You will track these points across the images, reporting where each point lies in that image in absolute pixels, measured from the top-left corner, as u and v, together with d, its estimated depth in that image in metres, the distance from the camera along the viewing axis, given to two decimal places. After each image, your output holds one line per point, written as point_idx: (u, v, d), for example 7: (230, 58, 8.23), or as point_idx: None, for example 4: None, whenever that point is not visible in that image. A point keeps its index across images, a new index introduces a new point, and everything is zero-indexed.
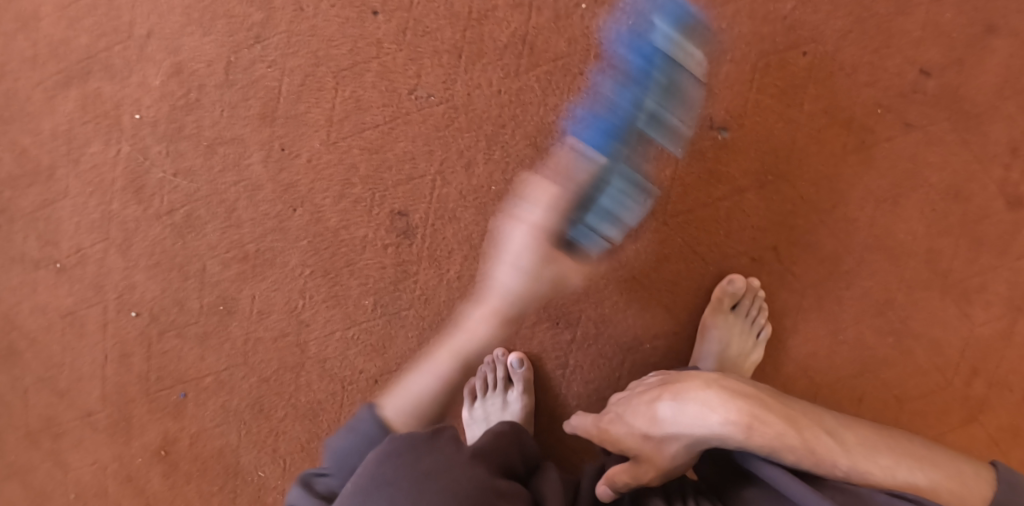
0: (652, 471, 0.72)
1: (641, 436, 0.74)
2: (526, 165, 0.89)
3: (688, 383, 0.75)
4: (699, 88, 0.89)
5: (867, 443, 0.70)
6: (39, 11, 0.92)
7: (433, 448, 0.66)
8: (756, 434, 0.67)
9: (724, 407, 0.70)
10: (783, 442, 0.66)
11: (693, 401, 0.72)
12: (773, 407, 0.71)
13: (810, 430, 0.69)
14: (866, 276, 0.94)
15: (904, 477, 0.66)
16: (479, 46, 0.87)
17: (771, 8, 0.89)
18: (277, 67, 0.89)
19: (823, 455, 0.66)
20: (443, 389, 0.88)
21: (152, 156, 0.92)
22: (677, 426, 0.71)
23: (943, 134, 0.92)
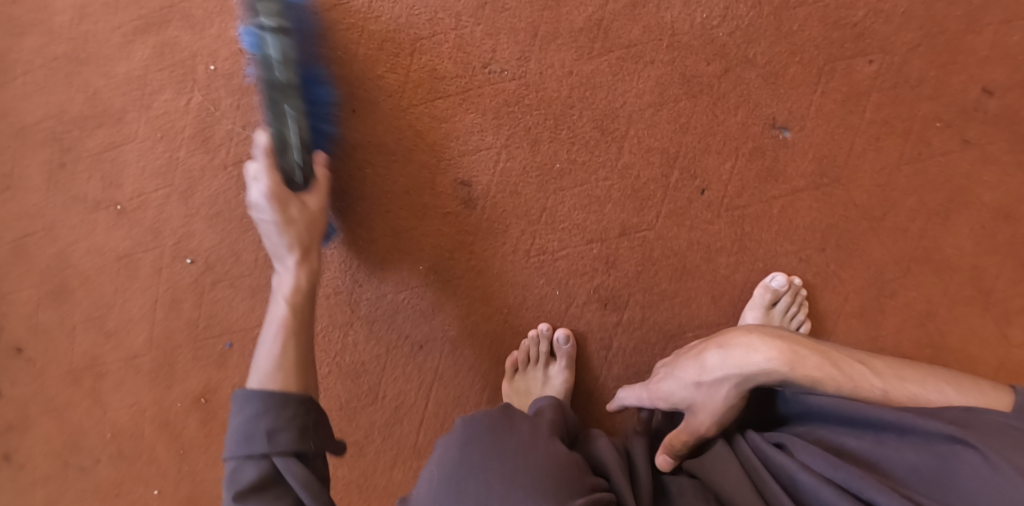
0: (707, 419, 0.74)
1: (693, 387, 0.76)
2: (591, 146, 0.89)
3: (731, 333, 0.76)
4: (767, 86, 0.90)
5: (895, 366, 0.72)
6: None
7: (513, 427, 0.69)
8: (797, 366, 0.70)
9: (767, 345, 0.71)
10: (823, 372, 0.69)
11: (735, 346, 0.73)
12: (805, 342, 0.73)
13: (844, 359, 0.71)
14: (911, 286, 0.96)
15: (936, 394, 0.67)
16: (556, 26, 0.88)
17: (843, 15, 0.91)
18: (356, 30, 0.89)
19: (861, 379, 0.69)
20: (289, 347, 0.78)
21: (223, 107, 0.94)
22: (725, 370, 0.73)
23: (1000, 153, 0.96)
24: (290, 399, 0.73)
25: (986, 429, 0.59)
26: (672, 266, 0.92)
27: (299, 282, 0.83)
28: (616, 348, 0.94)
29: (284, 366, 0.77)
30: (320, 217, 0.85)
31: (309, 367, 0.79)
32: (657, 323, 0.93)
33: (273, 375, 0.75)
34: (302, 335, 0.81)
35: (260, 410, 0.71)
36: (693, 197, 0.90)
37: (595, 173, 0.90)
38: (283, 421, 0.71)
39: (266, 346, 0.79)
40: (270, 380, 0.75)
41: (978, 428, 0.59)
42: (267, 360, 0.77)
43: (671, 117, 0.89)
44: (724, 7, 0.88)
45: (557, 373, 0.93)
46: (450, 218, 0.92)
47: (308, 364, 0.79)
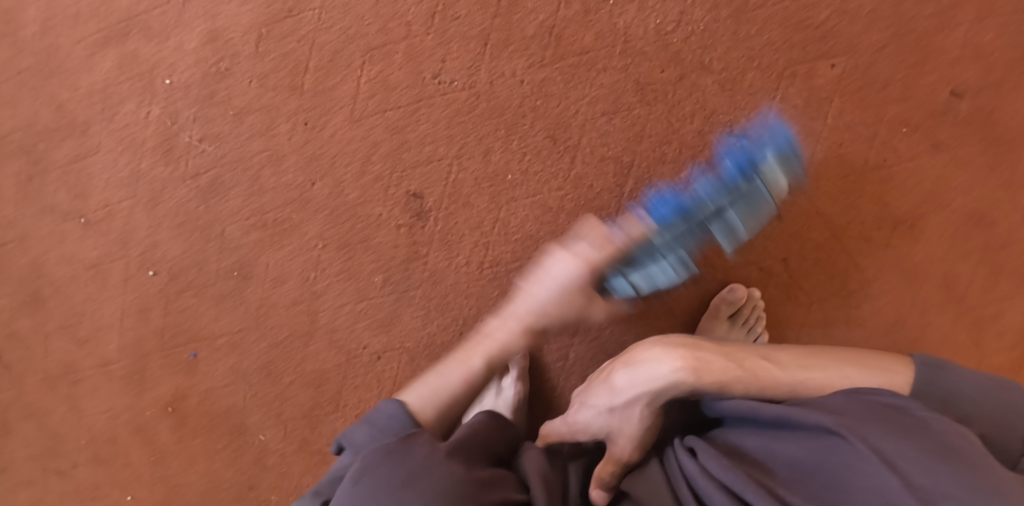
0: (627, 444, 0.79)
1: (610, 412, 0.81)
2: (543, 156, 0.88)
3: (639, 347, 0.80)
4: (724, 93, 0.89)
5: (800, 357, 0.75)
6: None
7: (408, 449, 0.66)
8: (703, 375, 0.73)
9: (670, 358, 0.75)
10: (728, 376, 0.73)
11: (642, 362, 0.78)
12: (708, 346, 0.77)
13: (746, 358, 0.75)
14: (877, 294, 0.95)
15: (843, 378, 0.72)
16: (507, 34, 0.86)
17: (804, 17, 0.88)
18: (308, 42, 0.89)
19: (763, 376, 0.73)
20: (465, 388, 0.81)
21: (182, 120, 0.94)
22: (636, 389, 0.77)
23: (972, 157, 0.94)
24: None
25: (859, 416, 0.61)
26: None
27: (509, 345, 0.85)
28: (573, 359, 0.95)
29: (437, 403, 0.78)
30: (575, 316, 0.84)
31: (460, 413, 0.80)
32: (614, 334, 0.94)
33: (426, 408, 0.76)
34: (478, 383, 0.83)
35: (381, 440, 0.70)
36: None
37: (547, 184, 0.89)
38: (397, 458, 0.70)
39: (422, 383, 0.80)
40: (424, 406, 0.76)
41: (854, 416, 0.61)
42: (432, 391, 0.79)
43: (624, 126, 0.88)
44: (679, 13, 0.87)
45: (510, 385, 0.94)
46: (403, 230, 0.92)
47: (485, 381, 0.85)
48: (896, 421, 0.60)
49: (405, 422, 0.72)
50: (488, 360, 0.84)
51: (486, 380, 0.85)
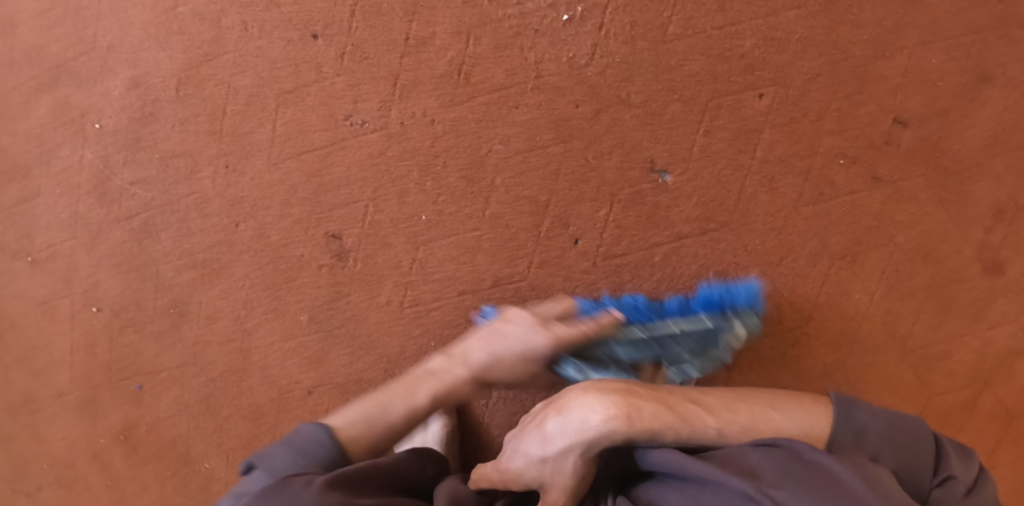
0: (560, 494, 0.71)
1: (540, 462, 0.72)
2: (457, 197, 0.88)
3: (569, 393, 0.73)
4: (644, 127, 0.84)
5: (725, 399, 0.71)
6: (17, 10, 0.90)
7: (284, 486, 0.60)
8: (636, 421, 0.67)
9: (602, 405, 0.68)
10: (660, 422, 0.67)
11: (573, 409, 0.70)
12: (641, 390, 0.70)
13: (676, 402, 0.69)
14: (811, 333, 0.92)
15: (766, 423, 0.68)
16: (416, 74, 0.85)
17: (729, 45, 0.82)
18: (225, 86, 0.90)
19: (693, 420, 0.67)
20: (405, 416, 0.75)
21: (113, 164, 0.95)
22: (567, 439, 0.69)
23: (917, 191, 0.89)
24: (347, 462, 0.68)
25: (782, 479, 0.57)
26: None
27: (454, 384, 0.81)
28: (496, 397, 0.95)
29: (358, 427, 0.71)
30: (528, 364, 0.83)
31: (387, 441, 0.73)
32: None
33: (344, 425, 0.71)
34: (395, 422, 0.75)
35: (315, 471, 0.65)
36: (566, 246, 0.88)
37: (462, 225, 0.88)
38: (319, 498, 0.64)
39: (343, 415, 0.74)
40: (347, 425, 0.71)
41: (767, 478, 0.57)
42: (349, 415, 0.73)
43: (538, 165, 0.86)
44: (592, 45, 0.82)
45: (435, 419, 0.94)
46: (324, 271, 0.93)
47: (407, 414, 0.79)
48: (806, 478, 0.56)
49: (330, 450, 0.67)
50: (434, 394, 0.79)
51: (427, 409, 0.79)
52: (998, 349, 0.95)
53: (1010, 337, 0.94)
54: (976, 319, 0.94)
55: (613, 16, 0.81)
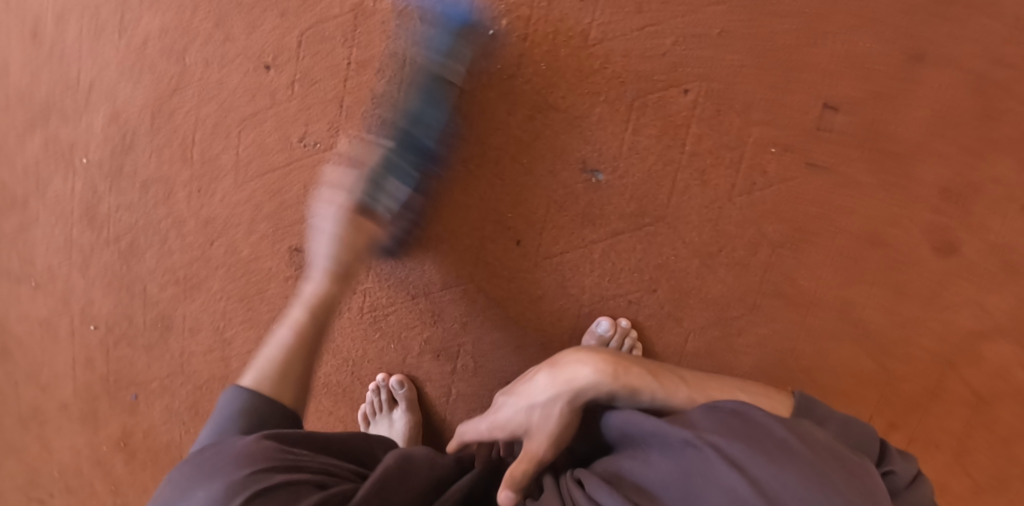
0: (542, 442, 0.69)
1: (529, 410, 0.72)
2: (405, 207, 0.93)
3: (563, 352, 0.74)
4: (571, 129, 0.89)
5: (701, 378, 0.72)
6: (8, 55, 1.00)
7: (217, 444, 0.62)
8: (621, 376, 0.68)
9: (593, 359, 0.69)
10: (643, 381, 0.68)
11: (566, 364, 0.71)
12: (630, 358, 0.72)
13: (658, 369, 0.71)
14: (761, 321, 0.94)
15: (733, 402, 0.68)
16: (359, 94, 0.92)
17: (650, 46, 0.86)
18: (193, 115, 0.97)
19: (670, 385, 0.68)
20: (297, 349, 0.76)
21: (100, 192, 1.02)
22: (556, 388, 0.70)
23: (856, 175, 0.90)
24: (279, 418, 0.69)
25: (719, 426, 0.57)
26: (498, 316, 0.96)
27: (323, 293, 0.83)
28: (455, 394, 0.99)
29: (272, 374, 0.72)
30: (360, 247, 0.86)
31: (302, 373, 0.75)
32: (490, 371, 0.98)
33: (259, 380, 0.71)
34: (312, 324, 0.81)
35: (240, 411, 0.67)
36: (508, 247, 0.93)
37: (413, 233, 0.94)
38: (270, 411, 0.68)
39: (270, 348, 0.77)
40: (264, 381, 0.71)
41: (705, 425, 0.57)
42: (264, 363, 0.74)
43: (477, 172, 0.91)
44: (518, 55, 0.87)
45: (401, 417, 0.98)
46: (292, 282, 1.00)
47: (313, 348, 0.79)
48: (742, 426, 0.56)
49: (250, 400, 0.68)
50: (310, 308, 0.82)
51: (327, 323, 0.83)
52: (958, 331, 0.96)
53: (968, 318, 0.96)
54: (931, 301, 0.95)
55: (535, 27, 0.87)
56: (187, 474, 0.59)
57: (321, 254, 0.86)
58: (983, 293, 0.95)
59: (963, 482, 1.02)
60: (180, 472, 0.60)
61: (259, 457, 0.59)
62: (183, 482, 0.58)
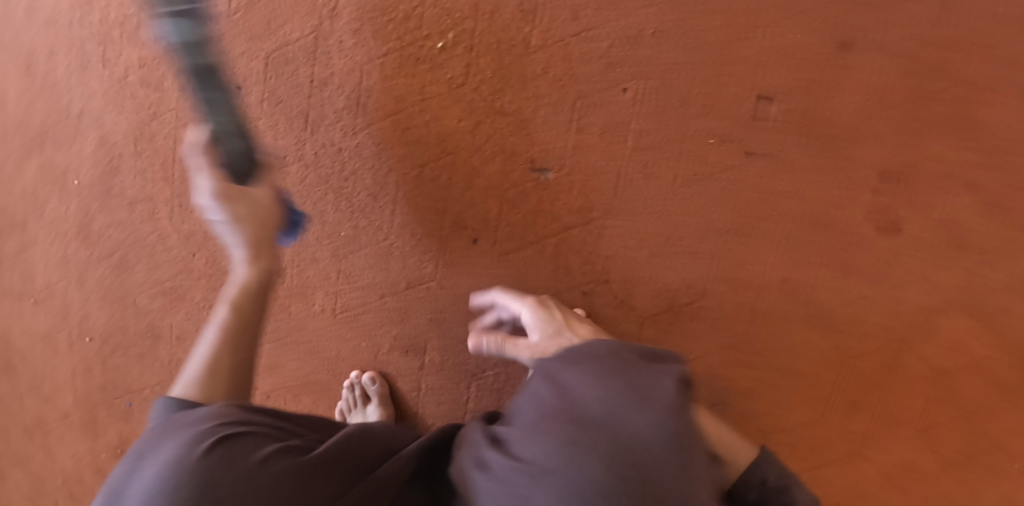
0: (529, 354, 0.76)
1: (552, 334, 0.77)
2: (368, 212, 0.99)
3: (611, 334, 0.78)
4: (518, 132, 0.94)
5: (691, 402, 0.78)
6: (7, 90, 1.09)
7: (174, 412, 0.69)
8: None
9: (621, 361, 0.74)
10: None
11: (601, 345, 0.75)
12: None
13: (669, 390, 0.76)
14: (712, 306, 0.98)
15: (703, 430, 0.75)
16: (321, 110, 0.99)
17: (587, 48, 0.92)
18: (173, 136, 1.05)
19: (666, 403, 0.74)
20: (233, 342, 0.76)
21: (91, 212, 1.10)
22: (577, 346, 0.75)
23: (795, 160, 0.94)
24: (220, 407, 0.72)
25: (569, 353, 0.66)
26: (461, 311, 1.00)
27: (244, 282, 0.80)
28: (425, 388, 1.04)
29: (204, 375, 0.73)
30: (270, 209, 0.82)
31: (244, 370, 0.76)
32: (456, 365, 1.02)
33: (190, 386, 0.72)
34: (247, 307, 0.79)
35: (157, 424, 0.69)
36: (466, 247, 0.98)
37: (376, 237, 1.00)
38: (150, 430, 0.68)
39: (202, 347, 0.76)
40: (193, 389, 0.72)
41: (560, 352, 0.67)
42: (196, 366, 0.74)
43: (433, 176, 0.97)
44: (465, 65, 0.94)
45: (374, 412, 1.02)
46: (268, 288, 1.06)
47: (251, 330, 0.79)
48: (575, 350, 0.66)
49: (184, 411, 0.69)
50: (232, 304, 0.79)
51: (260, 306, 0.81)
52: (909, 307, 0.98)
53: (918, 295, 0.98)
54: (879, 280, 0.97)
55: (480, 38, 0.93)
56: (161, 425, 0.66)
57: (231, 240, 0.80)
58: (930, 270, 0.97)
59: (926, 457, 1.02)
60: (150, 429, 0.67)
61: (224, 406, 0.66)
62: (148, 441, 0.64)
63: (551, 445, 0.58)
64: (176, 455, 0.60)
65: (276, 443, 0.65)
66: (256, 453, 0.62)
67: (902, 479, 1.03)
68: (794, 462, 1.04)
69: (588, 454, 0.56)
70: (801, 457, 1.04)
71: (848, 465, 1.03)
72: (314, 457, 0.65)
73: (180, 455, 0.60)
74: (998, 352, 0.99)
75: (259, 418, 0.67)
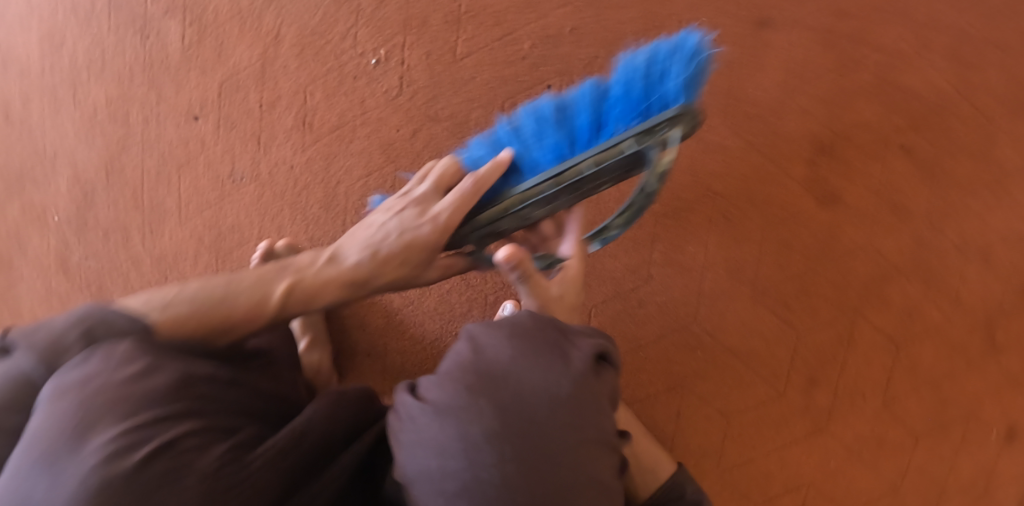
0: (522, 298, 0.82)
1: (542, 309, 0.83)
2: (321, 224, 1.03)
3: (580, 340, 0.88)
4: (454, 136, 0.98)
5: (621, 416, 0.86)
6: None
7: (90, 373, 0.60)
8: None
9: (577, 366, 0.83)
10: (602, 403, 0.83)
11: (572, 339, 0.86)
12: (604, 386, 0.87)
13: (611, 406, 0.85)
14: (659, 290, 0.99)
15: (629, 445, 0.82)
16: (271, 131, 1.04)
17: (511, 51, 0.97)
18: (139, 167, 1.11)
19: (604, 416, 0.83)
20: (199, 307, 0.71)
21: (72, 244, 1.13)
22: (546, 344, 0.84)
23: (724, 139, 0.97)
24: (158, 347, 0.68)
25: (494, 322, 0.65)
26: (414, 313, 1.01)
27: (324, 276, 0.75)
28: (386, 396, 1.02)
29: (157, 306, 0.70)
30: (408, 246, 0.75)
31: (191, 318, 0.70)
32: (415, 368, 1.01)
33: (154, 307, 0.70)
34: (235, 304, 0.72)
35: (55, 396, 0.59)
36: None
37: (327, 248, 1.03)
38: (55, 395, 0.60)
39: (232, 283, 0.74)
40: (148, 303, 0.70)
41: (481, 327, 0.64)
42: (172, 297, 0.71)
43: (379, 184, 1.01)
44: (399, 77, 0.99)
45: None
46: None
47: (210, 319, 0.71)
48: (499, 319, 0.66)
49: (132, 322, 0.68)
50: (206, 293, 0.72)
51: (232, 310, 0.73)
52: (858, 275, 0.97)
53: (867, 263, 0.96)
54: (824, 252, 0.97)
55: (412, 50, 0.99)
56: (77, 408, 0.57)
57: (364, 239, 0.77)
58: (875, 236, 0.96)
59: (898, 430, 0.97)
60: (57, 404, 0.58)
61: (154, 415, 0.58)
62: (57, 434, 0.56)
63: (451, 390, 0.58)
64: (94, 460, 0.54)
65: (211, 456, 0.58)
66: (203, 457, 0.58)
67: (872, 456, 0.98)
68: (760, 446, 0.99)
69: (481, 401, 0.56)
70: (767, 441, 0.99)
71: (814, 445, 0.98)
72: (249, 471, 0.59)
73: (98, 470, 0.54)
74: (956, 315, 0.96)
75: (197, 422, 0.60)
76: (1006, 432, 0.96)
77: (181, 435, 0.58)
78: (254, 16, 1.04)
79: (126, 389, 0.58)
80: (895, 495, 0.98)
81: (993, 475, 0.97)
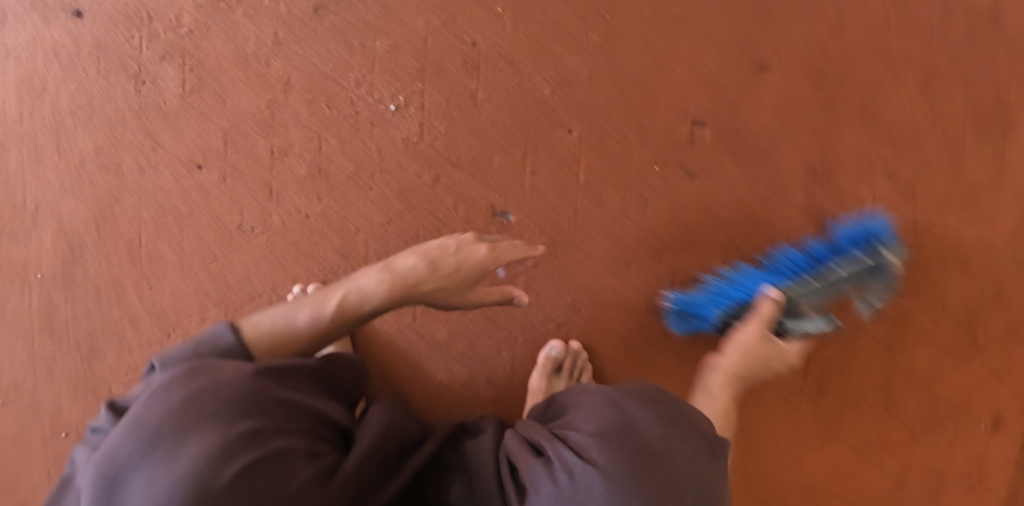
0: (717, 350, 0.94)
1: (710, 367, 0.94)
2: (340, 273, 1.02)
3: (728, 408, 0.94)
4: (475, 180, 1.00)
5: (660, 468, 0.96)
6: None
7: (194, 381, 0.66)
8: None
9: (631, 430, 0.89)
10: None
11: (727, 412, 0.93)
12: None
13: None
14: (678, 320, 1.04)
15: None
16: (282, 180, 1.02)
17: (530, 97, 0.99)
18: (134, 219, 1.05)
19: None
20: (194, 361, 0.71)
21: (57, 303, 1.09)
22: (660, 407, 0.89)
23: (731, 175, 1.01)
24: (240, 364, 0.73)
25: (632, 398, 0.75)
26: (441, 357, 1.03)
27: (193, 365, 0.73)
28: None
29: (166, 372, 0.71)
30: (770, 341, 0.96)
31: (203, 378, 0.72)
32: (446, 410, 1.04)
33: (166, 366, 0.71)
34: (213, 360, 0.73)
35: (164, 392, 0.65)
36: None
37: None
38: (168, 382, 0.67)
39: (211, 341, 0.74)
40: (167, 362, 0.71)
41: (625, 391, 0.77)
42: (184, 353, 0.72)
43: (402, 230, 1.01)
44: (419, 124, 0.99)
45: None
46: None
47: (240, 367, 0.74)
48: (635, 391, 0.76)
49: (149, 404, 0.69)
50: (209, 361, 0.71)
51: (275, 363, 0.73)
52: None
53: None
54: None
55: (430, 95, 0.99)
56: (173, 410, 0.64)
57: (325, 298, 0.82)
58: None
59: (900, 431, 1.06)
60: (152, 401, 0.65)
61: (223, 436, 0.62)
62: (150, 441, 0.62)
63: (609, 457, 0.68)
64: (184, 474, 0.60)
65: (267, 494, 0.62)
66: (286, 484, 0.64)
67: (879, 455, 1.07)
68: (776, 454, 1.07)
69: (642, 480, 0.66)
70: (781, 450, 1.07)
71: (826, 451, 1.07)
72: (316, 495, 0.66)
73: (192, 480, 0.60)
74: (946, 327, 1.05)
75: (284, 449, 0.66)
76: (994, 422, 1.06)
77: (241, 465, 0.62)
78: (261, 62, 1.00)
79: (206, 406, 0.64)
80: (901, 489, 1.08)
81: (986, 461, 1.06)
